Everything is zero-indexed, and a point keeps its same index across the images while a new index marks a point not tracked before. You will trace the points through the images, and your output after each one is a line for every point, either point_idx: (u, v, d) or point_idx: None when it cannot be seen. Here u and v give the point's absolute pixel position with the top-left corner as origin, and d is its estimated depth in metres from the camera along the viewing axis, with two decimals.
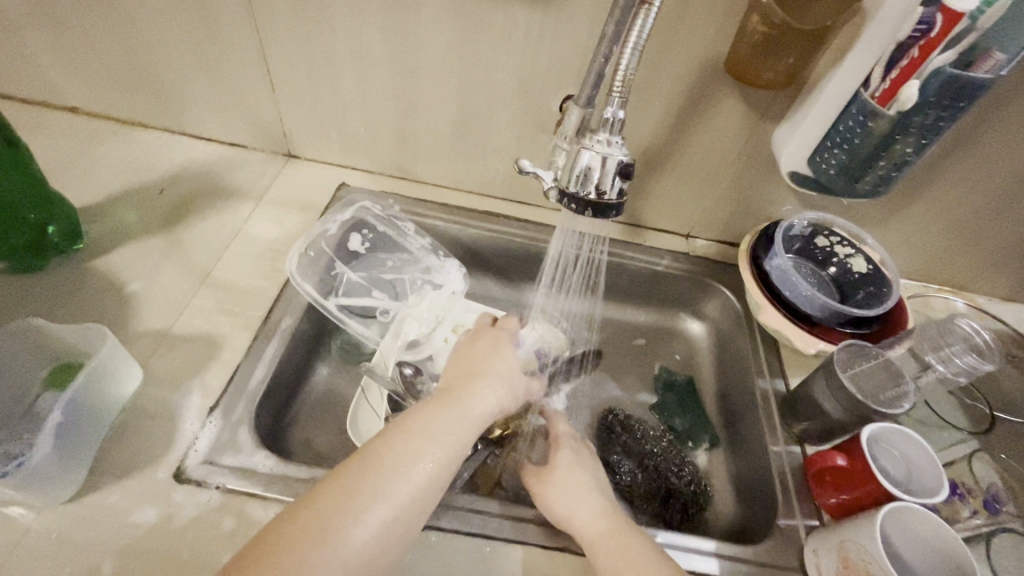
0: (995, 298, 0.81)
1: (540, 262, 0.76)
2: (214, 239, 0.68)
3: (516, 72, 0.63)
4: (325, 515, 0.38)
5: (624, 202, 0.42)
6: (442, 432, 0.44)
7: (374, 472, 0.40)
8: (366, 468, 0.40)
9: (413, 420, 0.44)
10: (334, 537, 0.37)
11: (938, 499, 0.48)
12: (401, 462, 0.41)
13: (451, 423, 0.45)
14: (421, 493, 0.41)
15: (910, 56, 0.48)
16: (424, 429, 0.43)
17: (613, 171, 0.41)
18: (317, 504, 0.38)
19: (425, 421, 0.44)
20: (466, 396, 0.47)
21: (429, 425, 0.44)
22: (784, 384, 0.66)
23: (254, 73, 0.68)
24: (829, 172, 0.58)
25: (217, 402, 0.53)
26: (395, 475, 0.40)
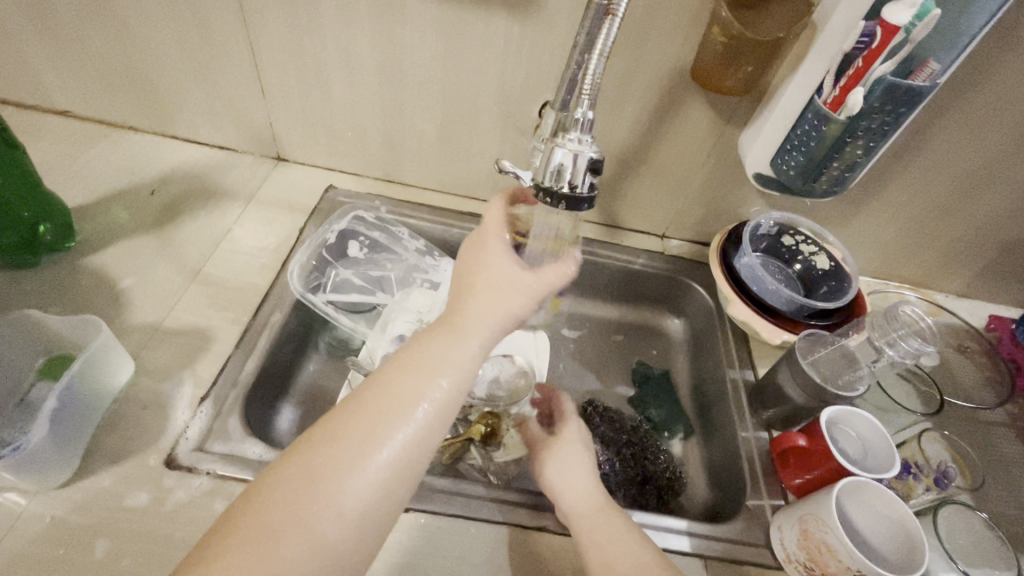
0: (952, 294, 0.86)
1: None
2: (204, 238, 0.70)
3: (497, 78, 0.66)
4: (332, 458, 0.34)
5: (595, 196, 0.45)
6: (451, 360, 0.39)
7: (381, 407, 0.36)
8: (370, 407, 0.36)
9: (413, 353, 0.39)
10: (347, 479, 0.34)
11: (891, 474, 0.51)
12: (410, 393, 0.37)
13: (457, 353, 0.39)
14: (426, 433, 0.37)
15: (856, 65, 0.52)
16: (427, 360, 0.39)
17: (584, 168, 0.44)
18: (312, 459, 0.35)
19: (427, 351, 0.39)
20: (474, 316, 0.41)
21: (433, 354, 0.39)
22: (753, 374, 0.69)
23: (244, 78, 0.71)
24: (789, 173, 0.62)
25: (208, 392, 0.55)
26: (404, 408, 0.36)
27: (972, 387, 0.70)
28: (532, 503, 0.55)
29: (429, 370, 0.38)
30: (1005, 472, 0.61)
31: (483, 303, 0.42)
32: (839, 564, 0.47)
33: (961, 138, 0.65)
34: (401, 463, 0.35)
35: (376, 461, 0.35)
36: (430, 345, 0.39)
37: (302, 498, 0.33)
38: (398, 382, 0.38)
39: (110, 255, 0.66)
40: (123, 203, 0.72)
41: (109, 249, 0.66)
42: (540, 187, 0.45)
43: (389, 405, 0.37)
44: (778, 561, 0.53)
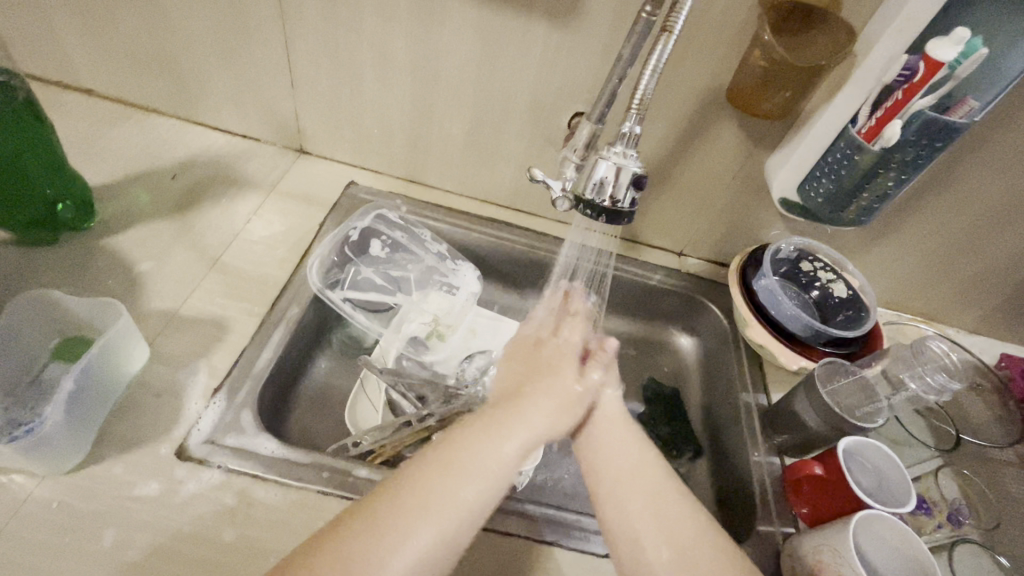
0: (963, 330, 0.86)
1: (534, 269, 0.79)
2: (223, 226, 0.69)
3: (530, 87, 0.66)
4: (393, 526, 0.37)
5: (636, 210, 0.45)
6: (501, 443, 0.43)
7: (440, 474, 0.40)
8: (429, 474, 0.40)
9: (467, 435, 0.43)
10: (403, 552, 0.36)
11: (907, 509, 0.51)
12: (460, 467, 0.41)
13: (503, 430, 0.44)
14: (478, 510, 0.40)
15: (895, 98, 0.52)
16: (474, 447, 0.42)
17: (627, 183, 0.44)
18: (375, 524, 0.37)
19: (478, 436, 0.43)
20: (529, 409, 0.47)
21: (481, 439, 0.43)
22: (766, 399, 0.69)
23: (276, 69, 0.70)
24: (817, 200, 0.62)
25: (222, 384, 0.54)
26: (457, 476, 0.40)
27: (985, 425, 0.69)
28: (550, 517, 0.54)
29: (476, 448, 0.42)
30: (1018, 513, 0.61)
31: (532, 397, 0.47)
32: None
33: (987, 177, 0.66)
34: (457, 522, 0.39)
35: (432, 525, 0.38)
36: (477, 433, 0.43)
37: (388, 547, 0.36)
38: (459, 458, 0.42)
39: (128, 238, 0.65)
40: (143, 186, 0.71)
41: (128, 231, 0.65)
42: (578, 198, 0.45)
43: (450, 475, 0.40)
44: None
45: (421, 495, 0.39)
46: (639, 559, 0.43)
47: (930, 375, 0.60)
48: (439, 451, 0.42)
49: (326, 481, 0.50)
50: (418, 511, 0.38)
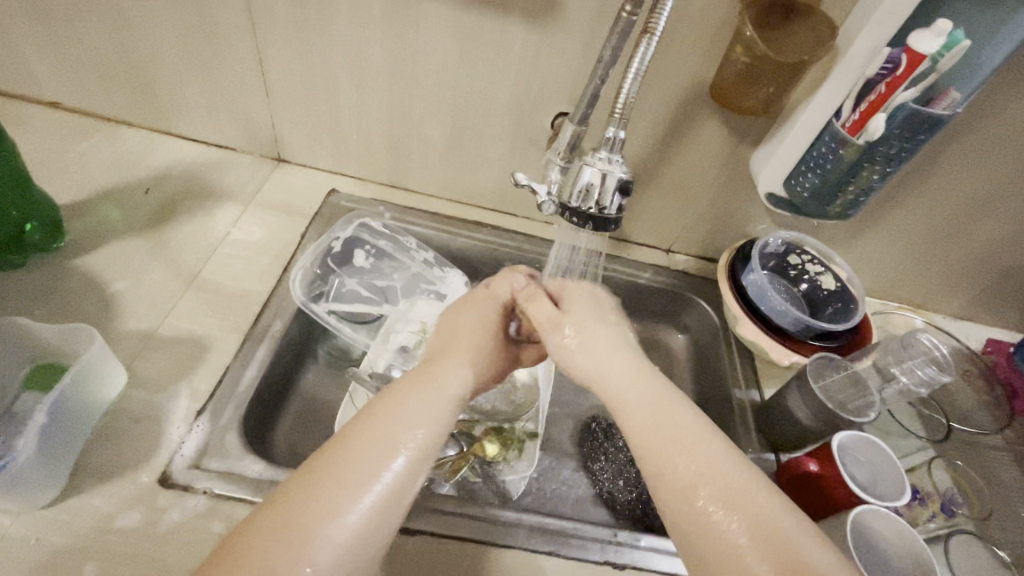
0: (949, 316, 0.87)
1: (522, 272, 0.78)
2: (201, 240, 0.67)
3: (511, 87, 0.65)
4: (316, 497, 0.37)
5: (622, 217, 0.45)
6: (427, 413, 0.43)
7: (359, 438, 0.40)
8: (352, 445, 0.40)
9: (389, 407, 0.43)
10: (328, 519, 0.36)
11: (902, 502, 0.52)
12: (391, 431, 0.41)
13: (426, 401, 0.44)
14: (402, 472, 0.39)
15: (878, 91, 0.52)
16: (398, 415, 0.42)
17: (612, 188, 0.43)
18: (295, 499, 0.37)
19: (401, 404, 0.43)
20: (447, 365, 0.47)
21: (411, 402, 0.43)
22: (759, 395, 0.69)
23: (249, 77, 0.68)
24: (802, 194, 0.62)
25: (205, 405, 0.53)
26: (385, 442, 0.40)
27: (974, 412, 0.71)
28: (546, 525, 0.54)
29: (400, 415, 0.42)
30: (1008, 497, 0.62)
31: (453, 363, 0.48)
32: None
33: (970, 166, 0.66)
34: (393, 490, 0.38)
35: (366, 490, 0.38)
36: (396, 402, 0.43)
37: (310, 522, 0.36)
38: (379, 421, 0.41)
39: (101, 257, 0.63)
40: (115, 202, 0.69)
41: (100, 250, 0.63)
42: (564, 205, 0.44)
43: (372, 441, 0.40)
44: None
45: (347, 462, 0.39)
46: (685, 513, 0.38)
47: (919, 368, 0.61)
48: (358, 424, 0.41)
49: None
50: (343, 477, 0.38)
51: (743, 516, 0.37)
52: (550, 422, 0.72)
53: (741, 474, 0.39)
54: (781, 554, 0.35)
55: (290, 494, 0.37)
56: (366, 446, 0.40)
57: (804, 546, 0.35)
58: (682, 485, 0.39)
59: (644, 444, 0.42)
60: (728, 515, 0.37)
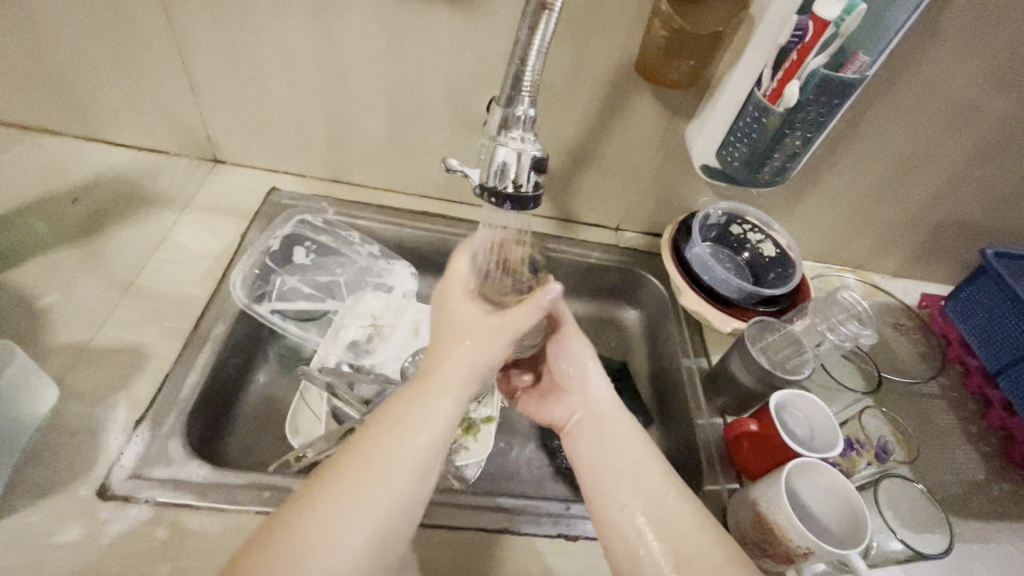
0: (889, 275, 0.91)
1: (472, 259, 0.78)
2: (135, 248, 0.66)
3: (443, 74, 0.65)
4: (325, 510, 0.39)
5: (540, 194, 0.45)
6: (432, 416, 0.44)
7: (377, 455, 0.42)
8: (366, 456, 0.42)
9: (393, 412, 0.44)
10: (338, 531, 0.38)
11: (835, 453, 0.54)
12: (398, 437, 0.42)
13: (433, 404, 0.45)
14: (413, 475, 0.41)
15: (792, 58, 0.53)
16: (408, 423, 0.43)
17: (528, 167, 0.44)
18: (303, 513, 0.39)
19: (408, 410, 0.44)
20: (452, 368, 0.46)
21: (417, 409, 0.44)
22: (706, 361, 0.71)
23: (174, 76, 0.66)
24: (734, 165, 0.63)
25: (144, 414, 0.52)
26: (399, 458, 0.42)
27: (911, 363, 0.77)
28: (503, 505, 0.55)
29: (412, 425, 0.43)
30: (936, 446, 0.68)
31: (456, 361, 0.47)
32: (790, 544, 0.49)
33: (891, 125, 0.69)
34: (404, 494, 0.41)
35: (372, 497, 0.40)
36: (403, 407, 0.44)
37: (317, 533, 0.38)
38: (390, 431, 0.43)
39: (28, 271, 0.61)
40: (41, 214, 0.66)
41: (27, 264, 0.61)
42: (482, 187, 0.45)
43: (378, 454, 0.41)
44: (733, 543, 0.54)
45: (353, 476, 0.40)
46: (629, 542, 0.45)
47: (844, 324, 0.64)
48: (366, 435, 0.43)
49: (265, 500, 0.48)
50: (353, 490, 0.40)
51: (675, 544, 0.44)
52: (508, 405, 0.73)
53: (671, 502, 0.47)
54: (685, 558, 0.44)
55: (299, 508, 0.39)
56: (379, 453, 0.42)
57: (713, 558, 0.43)
58: (624, 511, 0.47)
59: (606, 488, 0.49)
60: (654, 531, 0.45)
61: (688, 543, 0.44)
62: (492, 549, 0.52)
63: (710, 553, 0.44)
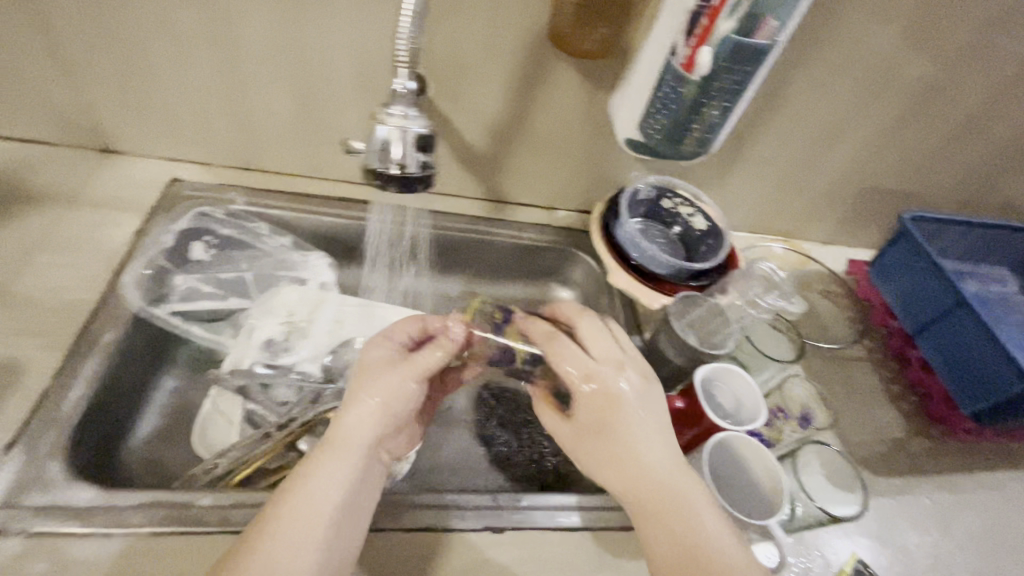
0: (819, 243, 0.92)
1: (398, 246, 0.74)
2: (10, 251, 0.59)
3: (347, 47, 0.60)
4: None
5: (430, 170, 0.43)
6: (339, 478, 0.45)
7: (290, 526, 0.41)
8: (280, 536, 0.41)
9: (294, 488, 0.43)
10: None
11: (758, 424, 0.54)
12: (309, 509, 0.42)
13: (342, 468, 0.45)
14: (339, 535, 0.43)
15: (702, 24, 0.51)
16: (321, 497, 0.43)
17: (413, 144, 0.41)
18: None
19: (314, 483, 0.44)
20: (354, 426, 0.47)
21: (320, 480, 0.44)
22: (640, 339, 0.70)
23: (41, 55, 0.59)
24: (656, 137, 0.62)
25: (19, 436, 0.47)
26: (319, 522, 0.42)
27: (836, 328, 0.79)
28: (434, 501, 0.53)
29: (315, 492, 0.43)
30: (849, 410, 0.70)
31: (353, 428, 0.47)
32: None
33: (810, 91, 0.69)
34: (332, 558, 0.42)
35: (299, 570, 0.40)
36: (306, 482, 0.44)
37: None
38: (295, 509, 0.42)
39: None
40: None
41: None
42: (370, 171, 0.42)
43: (293, 531, 0.41)
44: None
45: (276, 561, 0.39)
46: (653, 546, 0.45)
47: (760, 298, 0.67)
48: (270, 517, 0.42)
49: (161, 520, 0.45)
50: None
51: (691, 539, 0.44)
52: None
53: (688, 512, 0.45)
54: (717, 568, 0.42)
55: None
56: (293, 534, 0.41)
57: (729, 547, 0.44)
58: (657, 514, 0.45)
59: (620, 485, 0.48)
60: (673, 543, 0.44)
61: (700, 542, 0.44)
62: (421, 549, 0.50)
63: (728, 540, 0.44)
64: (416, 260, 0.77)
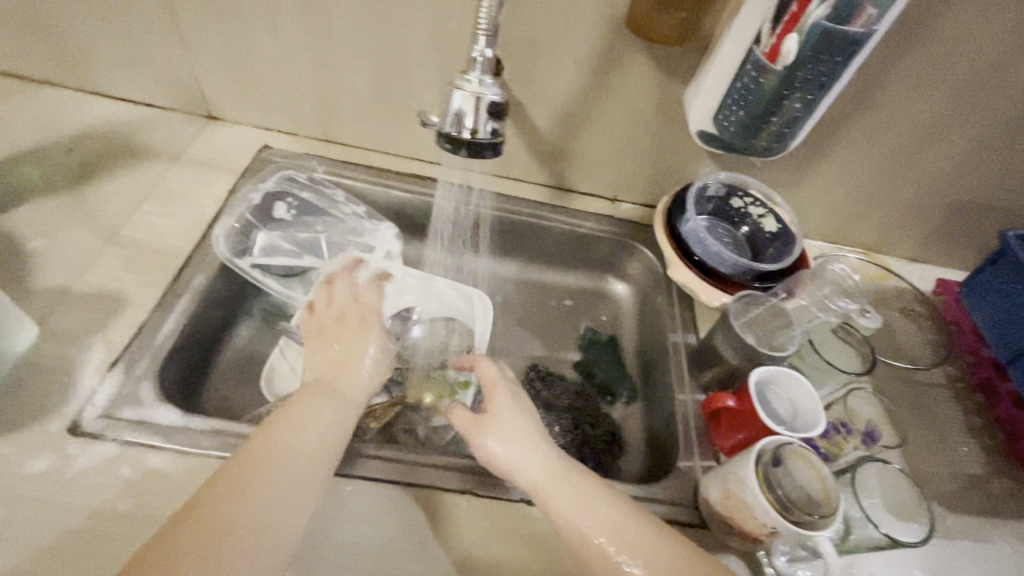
0: (903, 259, 0.86)
1: (461, 225, 0.77)
2: (124, 197, 0.66)
3: (429, 28, 0.63)
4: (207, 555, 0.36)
5: (499, 142, 0.44)
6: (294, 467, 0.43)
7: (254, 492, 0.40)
8: (191, 575, 0.35)
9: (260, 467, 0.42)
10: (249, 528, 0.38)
11: (815, 433, 0.52)
12: (264, 486, 0.41)
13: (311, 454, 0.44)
14: (276, 508, 0.40)
15: (792, 11, 0.50)
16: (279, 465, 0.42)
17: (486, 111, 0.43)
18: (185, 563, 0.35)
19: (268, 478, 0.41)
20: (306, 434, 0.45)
21: (272, 470, 0.42)
22: (695, 338, 0.69)
23: (164, 28, 0.66)
24: (730, 130, 0.60)
25: (120, 357, 0.53)
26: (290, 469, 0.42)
27: (914, 350, 0.73)
28: (479, 469, 0.54)
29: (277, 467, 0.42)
30: (921, 434, 0.65)
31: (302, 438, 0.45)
32: (755, 520, 0.47)
33: (905, 90, 0.64)
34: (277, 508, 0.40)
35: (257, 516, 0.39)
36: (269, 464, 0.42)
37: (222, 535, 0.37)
38: (245, 480, 0.40)
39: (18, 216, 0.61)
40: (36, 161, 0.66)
41: (17, 210, 0.61)
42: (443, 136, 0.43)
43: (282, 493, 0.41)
44: (704, 523, 0.53)
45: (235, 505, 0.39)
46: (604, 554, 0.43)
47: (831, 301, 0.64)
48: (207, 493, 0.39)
49: (229, 447, 0.49)
50: (257, 512, 0.39)
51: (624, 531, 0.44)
52: None
53: (547, 450, 0.49)
54: (546, 500, 0.46)
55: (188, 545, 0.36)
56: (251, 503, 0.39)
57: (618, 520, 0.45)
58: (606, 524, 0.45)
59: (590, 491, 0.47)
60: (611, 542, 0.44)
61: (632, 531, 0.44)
62: (463, 517, 0.50)
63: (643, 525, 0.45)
64: (477, 240, 0.79)
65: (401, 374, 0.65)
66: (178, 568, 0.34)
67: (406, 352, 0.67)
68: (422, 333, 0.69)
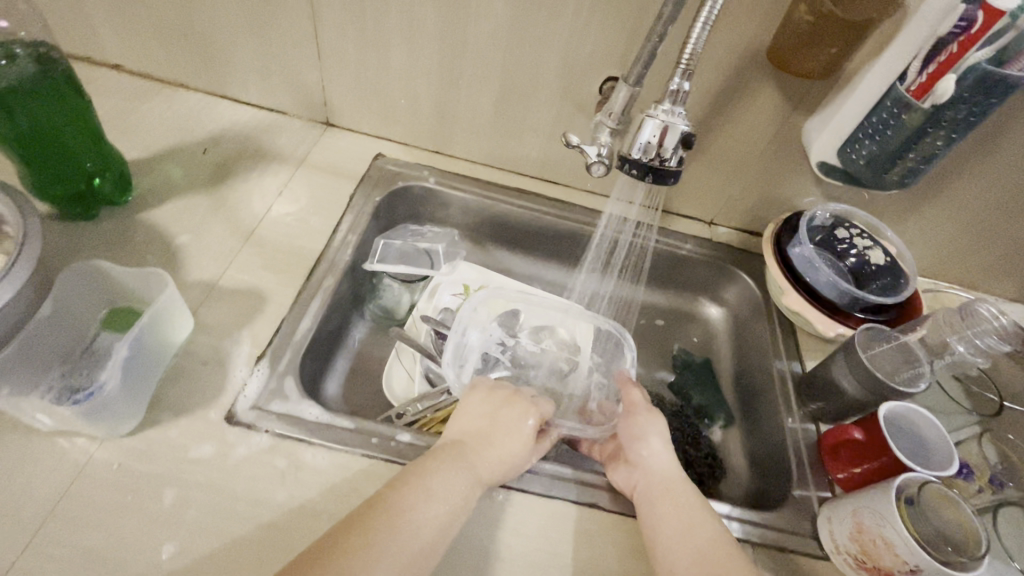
0: (1004, 298, 0.84)
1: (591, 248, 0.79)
2: (256, 199, 0.69)
3: (561, 52, 0.64)
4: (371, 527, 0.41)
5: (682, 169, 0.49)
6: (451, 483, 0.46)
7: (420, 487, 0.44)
8: (357, 547, 0.39)
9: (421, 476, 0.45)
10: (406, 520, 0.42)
11: (949, 472, 0.51)
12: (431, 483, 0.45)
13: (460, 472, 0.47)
14: (443, 518, 0.44)
15: (950, 51, 0.50)
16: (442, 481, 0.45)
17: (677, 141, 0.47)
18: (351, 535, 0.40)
19: (431, 480, 0.45)
20: (476, 460, 0.48)
21: (436, 473, 0.46)
22: (800, 367, 0.68)
23: (303, 41, 0.70)
24: (859, 163, 0.61)
25: (265, 350, 0.55)
26: (454, 493, 0.45)
27: None
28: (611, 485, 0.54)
29: (400, 521, 0.41)
30: None
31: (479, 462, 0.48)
32: (896, 558, 0.46)
33: None
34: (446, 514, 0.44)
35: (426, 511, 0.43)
36: (434, 471, 0.46)
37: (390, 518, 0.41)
38: (415, 480, 0.45)
39: (164, 212, 0.65)
40: (177, 160, 0.71)
41: (164, 206, 0.65)
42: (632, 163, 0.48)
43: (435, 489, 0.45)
44: (825, 552, 0.53)
45: (404, 494, 0.44)
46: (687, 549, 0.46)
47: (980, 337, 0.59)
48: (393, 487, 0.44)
49: (373, 446, 0.51)
50: (417, 498, 0.43)
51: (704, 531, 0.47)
52: None
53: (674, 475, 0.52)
54: (650, 506, 0.50)
55: (358, 525, 0.41)
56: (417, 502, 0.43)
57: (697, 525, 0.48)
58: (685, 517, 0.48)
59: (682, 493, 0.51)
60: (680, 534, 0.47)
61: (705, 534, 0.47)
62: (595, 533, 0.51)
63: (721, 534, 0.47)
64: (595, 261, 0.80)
65: (519, 381, 0.65)
66: (350, 545, 0.39)
67: (521, 362, 0.67)
68: (538, 344, 0.69)
